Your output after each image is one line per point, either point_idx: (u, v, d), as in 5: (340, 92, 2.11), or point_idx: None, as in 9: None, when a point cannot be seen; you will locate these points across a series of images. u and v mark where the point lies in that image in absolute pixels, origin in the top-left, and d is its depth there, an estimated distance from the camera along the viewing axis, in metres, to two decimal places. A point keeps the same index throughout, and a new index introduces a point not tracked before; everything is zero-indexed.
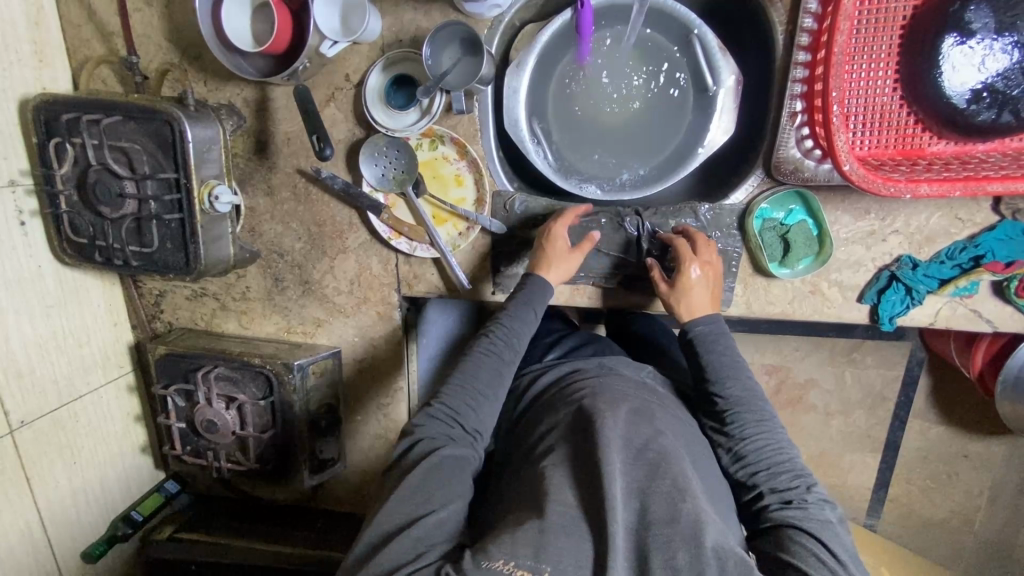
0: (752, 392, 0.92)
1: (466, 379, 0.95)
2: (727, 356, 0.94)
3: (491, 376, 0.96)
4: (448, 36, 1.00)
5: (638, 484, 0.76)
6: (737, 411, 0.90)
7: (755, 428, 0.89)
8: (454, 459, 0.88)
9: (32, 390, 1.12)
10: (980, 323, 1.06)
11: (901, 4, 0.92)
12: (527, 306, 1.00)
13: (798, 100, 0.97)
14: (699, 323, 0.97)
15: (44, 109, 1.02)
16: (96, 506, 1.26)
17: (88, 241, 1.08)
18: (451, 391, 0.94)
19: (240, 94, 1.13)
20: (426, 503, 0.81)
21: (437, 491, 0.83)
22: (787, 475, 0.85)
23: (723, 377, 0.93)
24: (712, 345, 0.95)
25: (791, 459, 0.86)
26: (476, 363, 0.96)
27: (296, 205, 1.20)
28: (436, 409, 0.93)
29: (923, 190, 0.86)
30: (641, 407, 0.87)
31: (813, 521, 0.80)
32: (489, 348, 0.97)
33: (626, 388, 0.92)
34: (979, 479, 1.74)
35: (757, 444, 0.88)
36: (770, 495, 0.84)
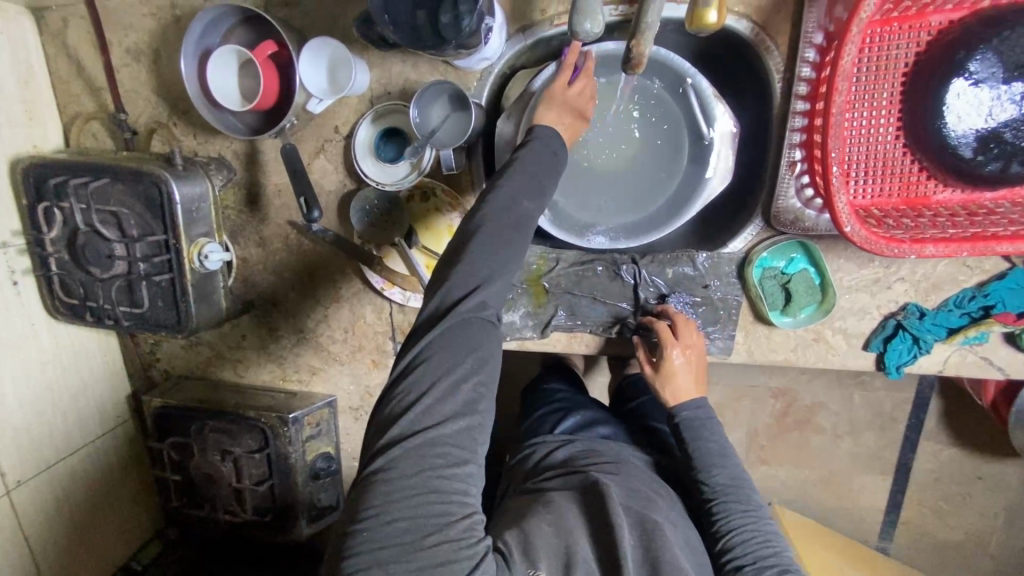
0: (740, 481, 0.91)
1: (491, 275, 0.76)
2: (714, 442, 0.94)
3: (516, 263, 0.79)
4: (434, 93, 0.99)
5: (649, 553, 0.75)
6: (724, 500, 0.89)
7: (742, 517, 0.86)
8: (485, 358, 0.75)
9: (28, 450, 1.12)
10: (991, 370, 1.02)
11: (903, 51, 0.89)
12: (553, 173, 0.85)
13: (797, 149, 0.94)
14: (684, 407, 0.98)
15: (33, 172, 1.02)
16: (96, 559, 1.26)
17: (80, 300, 1.08)
18: (467, 279, 0.75)
19: (229, 147, 1.12)
20: (467, 431, 0.73)
21: (472, 413, 0.74)
22: (775, 572, 0.80)
23: (711, 462, 0.92)
24: (698, 431, 0.96)
25: (777, 554, 0.83)
26: (496, 258, 0.77)
27: (288, 255, 1.18)
28: (461, 313, 0.74)
29: (928, 251, 0.83)
30: (648, 497, 0.85)
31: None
32: (512, 240, 0.78)
33: (644, 486, 0.88)
34: (994, 501, 1.70)
35: (743, 536, 0.84)
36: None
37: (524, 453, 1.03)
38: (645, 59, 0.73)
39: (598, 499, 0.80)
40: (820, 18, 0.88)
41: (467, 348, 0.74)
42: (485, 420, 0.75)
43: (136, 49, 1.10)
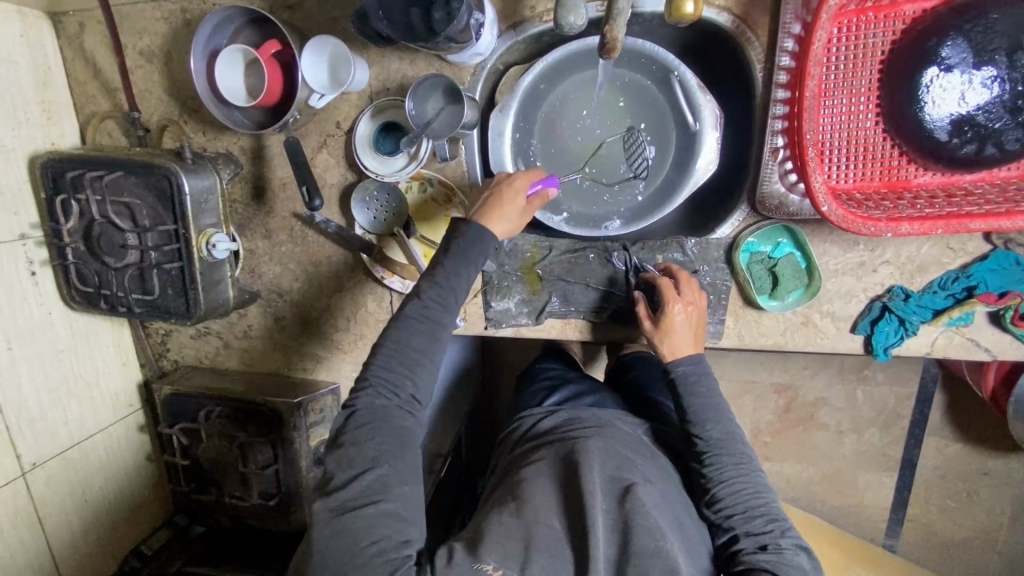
0: (733, 435, 0.91)
1: (403, 350, 0.86)
2: (710, 398, 0.94)
3: (430, 336, 0.87)
4: (430, 86, 1.03)
5: (622, 519, 0.79)
6: (717, 454, 0.90)
7: (734, 471, 0.88)
8: (389, 415, 0.83)
9: (44, 434, 1.17)
10: (978, 353, 1.04)
11: (880, 40, 0.92)
12: (469, 266, 0.90)
13: (779, 136, 0.97)
14: (682, 362, 0.97)
15: (51, 166, 1.08)
16: (107, 542, 1.30)
17: (94, 289, 1.13)
18: (373, 363, 0.86)
19: (237, 143, 1.17)
20: (382, 475, 0.80)
21: (389, 462, 0.81)
22: (763, 522, 0.84)
23: (705, 418, 0.92)
24: (694, 386, 0.95)
25: (767, 504, 0.86)
26: (410, 331, 0.86)
27: (293, 247, 1.23)
28: (374, 384, 0.84)
29: (904, 228, 0.86)
30: (629, 458, 0.89)
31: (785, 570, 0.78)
32: (425, 313, 0.87)
33: (623, 447, 0.91)
34: (1000, 498, 1.69)
35: (734, 488, 0.87)
36: (744, 540, 0.83)
37: (514, 427, 1.09)
38: (619, 43, 0.76)
39: (575, 470, 0.85)
40: (797, 9, 0.91)
41: (381, 414, 0.83)
42: (395, 463, 0.81)
43: (149, 51, 1.16)
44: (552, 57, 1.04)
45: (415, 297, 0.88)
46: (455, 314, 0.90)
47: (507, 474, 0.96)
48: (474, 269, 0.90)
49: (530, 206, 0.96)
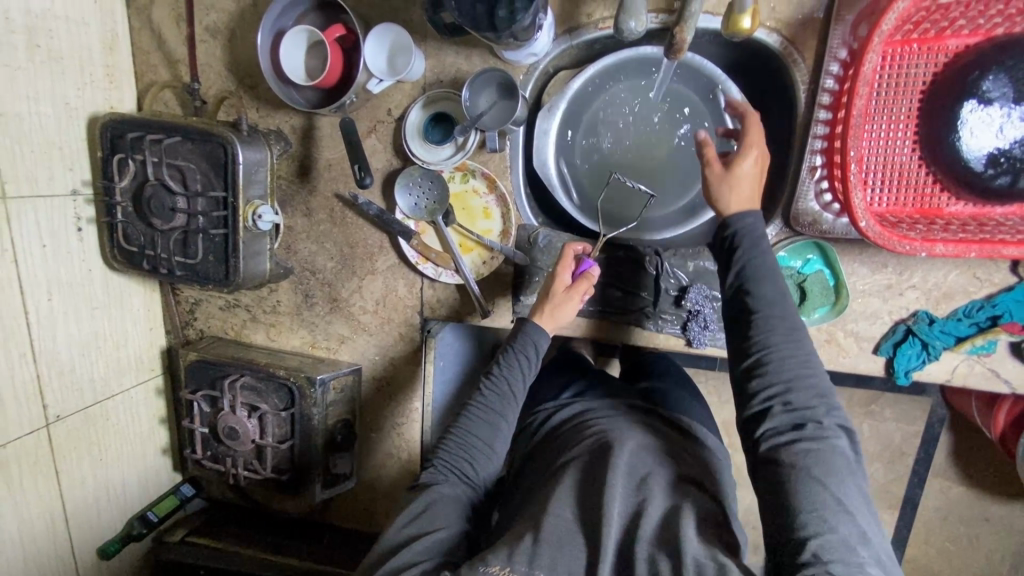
0: (788, 302, 0.86)
1: (466, 436, 0.95)
2: (769, 260, 0.87)
3: (490, 426, 0.97)
4: (486, 81, 1.07)
5: (636, 508, 0.79)
6: (773, 342, 0.83)
7: (786, 340, 0.83)
8: (441, 485, 0.91)
9: (71, 387, 1.18)
10: (999, 383, 1.05)
11: (922, 70, 0.96)
12: (525, 360, 0.99)
13: (818, 155, 1.01)
14: (744, 217, 0.88)
15: (111, 126, 1.12)
16: (116, 503, 1.31)
17: (137, 249, 1.16)
18: (437, 448, 0.96)
19: (288, 122, 1.21)
20: (429, 525, 0.85)
21: (435, 517, 0.86)
22: (808, 416, 0.79)
23: (760, 276, 0.86)
24: (753, 244, 0.88)
25: (814, 375, 0.81)
26: (473, 418, 0.97)
27: (331, 226, 1.26)
28: (438, 462, 0.94)
29: (938, 249, 0.89)
30: (646, 444, 0.89)
31: (827, 464, 0.75)
32: (486, 403, 0.98)
33: (637, 431, 0.93)
34: (1001, 545, 1.68)
35: (782, 356, 0.82)
36: (786, 433, 0.79)
37: (528, 421, 1.11)
38: (686, 45, 0.81)
39: (601, 456, 0.86)
40: (845, 36, 0.96)
41: (441, 487, 0.91)
42: (436, 515, 0.87)
43: (214, 27, 1.21)
44: (603, 63, 1.09)
45: (478, 390, 0.99)
46: (513, 409, 0.99)
47: (535, 465, 0.97)
48: (528, 362, 1.00)
49: (571, 291, 1.01)
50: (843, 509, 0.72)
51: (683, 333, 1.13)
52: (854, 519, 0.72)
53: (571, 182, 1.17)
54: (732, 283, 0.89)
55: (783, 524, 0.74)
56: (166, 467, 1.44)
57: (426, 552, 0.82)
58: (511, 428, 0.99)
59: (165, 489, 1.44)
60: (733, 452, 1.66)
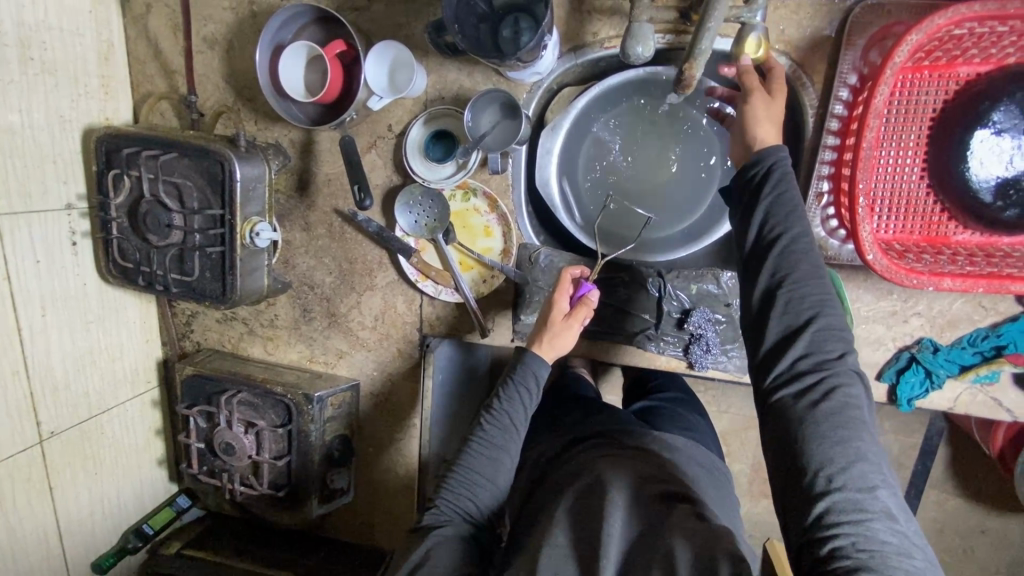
0: (810, 241, 0.77)
1: (467, 473, 0.94)
2: (792, 197, 0.78)
3: (492, 462, 0.95)
4: (488, 100, 1.05)
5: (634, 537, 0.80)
6: (796, 294, 0.75)
7: (806, 282, 0.75)
8: (445, 527, 0.89)
9: (65, 403, 1.17)
10: (1001, 412, 1.05)
11: (933, 97, 0.94)
12: (526, 390, 0.98)
13: (825, 181, 1.00)
14: (773, 160, 0.80)
15: (106, 141, 1.10)
16: (111, 517, 1.30)
17: (133, 264, 1.14)
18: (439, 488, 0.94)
19: (287, 135, 1.19)
20: (432, 571, 0.84)
21: (438, 563, 0.85)
22: (831, 373, 0.72)
23: (782, 214, 0.77)
24: (776, 183, 0.79)
25: (834, 321, 0.75)
26: (475, 455, 0.95)
27: (330, 241, 1.24)
28: (440, 503, 0.93)
29: (946, 284, 0.88)
30: (644, 473, 0.88)
31: (845, 418, 0.70)
32: (488, 438, 0.96)
33: (634, 460, 0.91)
34: (996, 558, 1.68)
35: (801, 301, 0.75)
36: (804, 388, 0.73)
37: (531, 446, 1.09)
38: (695, 79, 0.80)
39: (597, 495, 0.84)
40: (855, 61, 0.95)
41: (445, 529, 0.89)
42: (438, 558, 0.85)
43: (212, 38, 1.19)
44: (609, 81, 1.07)
45: (479, 424, 0.97)
46: (515, 442, 0.97)
47: (532, 491, 0.96)
48: (529, 393, 0.98)
49: (570, 320, 0.99)
50: (862, 471, 0.67)
51: (684, 356, 1.12)
52: (876, 481, 0.67)
53: (574, 202, 1.15)
54: (756, 225, 0.79)
55: (793, 482, 0.70)
56: (162, 478, 1.44)
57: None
58: (514, 461, 0.97)
59: (161, 501, 1.44)
60: (733, 464, 1.66)
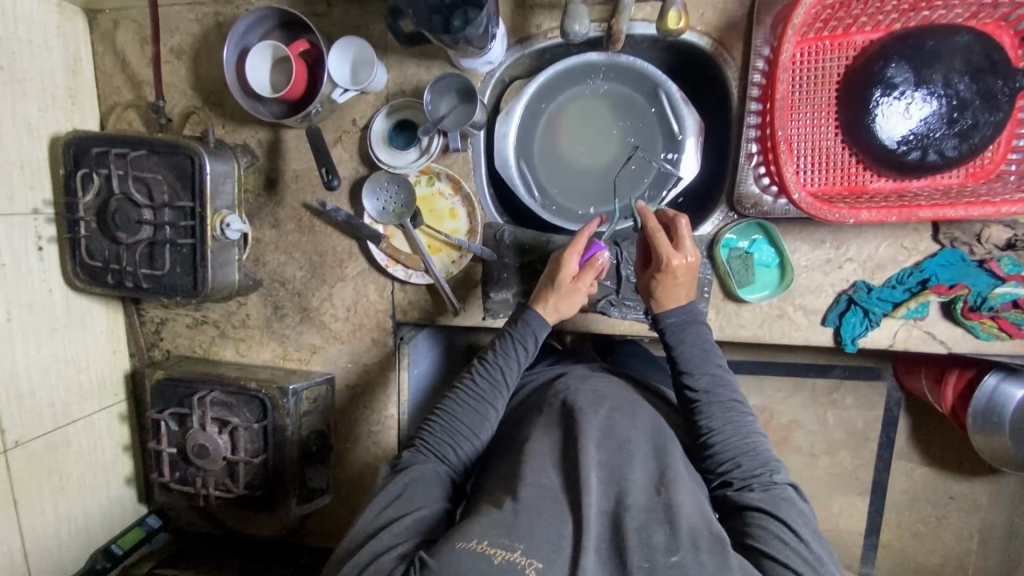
0: (723, 383, 0.96)
1: (452, 419, 0.97)
2: (699, 348, 0.98)
3: (479, 413, 0.97)
4: (446, 86, 1.14)
5: (615, 470, 0.80)
6: (697, 383, 0.95)
7: (726, 422, 0.92)
8: (426, 466, 0.92)
9: (29, 411, 1.14)
10: (935, 344, 1.14)
11: (835, 63, 1.08)
12: (520, 350, 1.01)
13: (753, 143, 1.10)
14: (670, 313, 1.00)
15: (75, 143, 1.13)
16: (78, 534, 1.25)
17: (102, 264, 1.16)
18: (422, 432, 0.97)
19: (255, 136, 1.25)
20: (408, 501, 0.86)
21: (418, 495, 0.87)
22: (741, 440, 0.90)
23: (695, 369, 0.96)
24: (681, 335, 0.99)
25: (760, 448, 0.90)
26: (462, 403, 0.98)
27: (300, 236, 1.28)
28: (421, 442, 0.96)
29: (864, 215, 1.00)
30: (620, 404, 0.92)
31: (779, 503, 0.83)
32: (476, 390, 0.99)
33: (608, 390, 0.96)
34: (968, 522, 1.74)
35: (726, 436, 0.91)
36: (734, 478, 0.87)
37: None
38: (621, 34, 0.98)
39: (573, 421, 0.86)
40: (766, 36, 1.07)
41: (423, 466, 0.91)
42: (417, 493, 0.87)
43: (179, 49, 1.25)
44: (555, 67, 1.17)
45: (469, 376, 1.01)
46: (503, 399, 1.00)
47: (511, 430, 0.98)
48: (524, 351, 1.01)
49: (577, 283, 1.03)
50: (789, 516, 0.81)
51: (646, 318, 1.18)
52: (795, 516, 0.81)
53: (532, 180, 1.24)
54: (681, 391, 0.97)
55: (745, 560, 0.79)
56: (131, 497, 1.38)
57: (403, 532, 0.81)
58: (499, 418, 0.99)
59: (129, 522, 1.38)
60: None
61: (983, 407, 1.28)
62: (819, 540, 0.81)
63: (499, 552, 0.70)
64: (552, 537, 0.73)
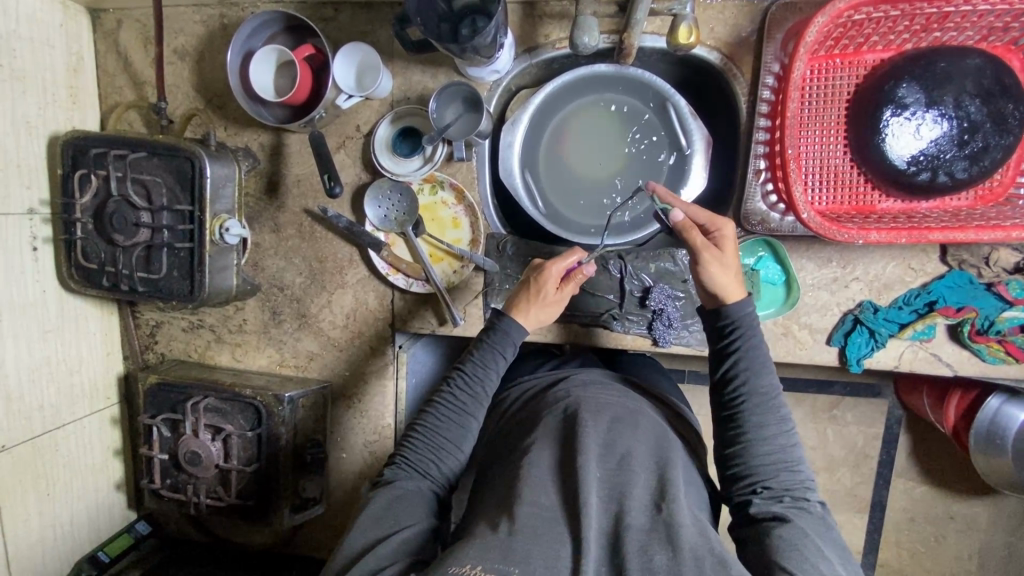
0: (777, 390, 0.92)
1: (433, 434, 0.94)
2: (761, 350, 0.93)
3: (459, 426, 0.95)
4: (451, 95, 1.13)
5: (615, 489, 0.78)
6: (754, 385, 0.91)
7: (772, 430, 0.88)
8: (410, 484, 0.89)
9: (17, 414, 1.12)
10: (941, 367, 1.12)
11: (846, 81, 1.08)
12: (498, 358, 0.99)
13: (761, 159, 1.09)
14: (739, 307, 0.94)
15: (74, 144, 1.11)
16: (64, 541, 1.22)
17: (97, 266, 1.14)
18: (404, 449, 0.94)
19: (257, 139, 1.23)
20: (394, 522, 0.83)
21: (404, 514, 0.84)
22: (783, 451, 0.87)
23: (754, 370, 0.92)
24: (747, 332, 0.94)
25: (799, 464, 0.87)
26: (442, 417, 0.95)
27: (300, 241, 1.26)
28: (401, 459, 0.93)
29: (873, 237, 0.98)
30: (621, 416, 0.89)
31: (809, 523, 0.81)
32: (457, 403, 0.96)
33: (611, 400, 0.93)
34: (967, 543, 1.71)
35: (769, 443, 0.88)
36: (766, 488, 0.85)
37: (498, 410, 1.11)
38: (635, 48, 0.97)
39: (573, 434, 0.84)
40: (776, 52, 1.06)
41: (405, 483, 0.89)
42: (404, 513, 0.84)
43: (183, 50, 1.24)
44: (563, 79, 1.15)
45: (446, 387, 0.98)
46: (483, 409, 0.98)
47: (509, 444, 0.96)
48: (500, 358, 0.99)
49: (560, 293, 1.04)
50: (815, 533, 0.79)
51: (648, 333, 1.17)
52: (821, 537, 0.79)
53: (536, 191, 1.22)
54: (731, 388, 0.92)
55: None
56: (120, 503, 1.36)
57: (392, 554, 0.78)
58: (480, 427, 0.98)
59: (118, 528, 1.35)
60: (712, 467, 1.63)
61: (984, 429, 1.27)
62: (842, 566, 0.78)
63: None
64: (548, 559, 0.71)
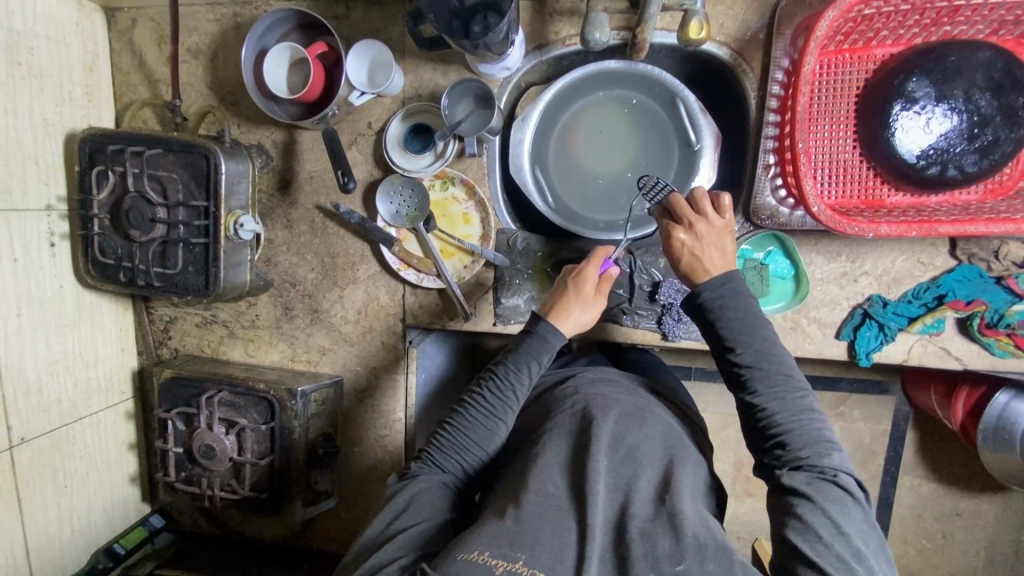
0: (775, 361, 0.90)
1: (460, 434, 0.95)
2: (743, 321, 0.92)
3: (487, 429, 0.95)
4: (462, 91, 1.14)
5: (624, 480, 0.79)
6: (746, 361, 0.91)
7: (776, 402, 0.88)
8: (433, 480, 0.90)
9: (36, 408, 1.13)
10: (950, 360, 1.13)
11: (854, 76, 1.09)
12: (532, 365, 0.98)
13: (771, 154, 1.10)
14: (710, 286, 0.95)
15: (91, 141, 1.13)
16: (81, 533, 1.24)
17: (114, 261, 1.16)
18: (431, 444, 0.96)
19: (270, 137, 1.25)
20: (414, 515, 0.85)
21: (422, 508, 0.85)
22: (792, 420, 0.87)
23: (743, 346, 0.91)
24: (723, 310, 0.94)
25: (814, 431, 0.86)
26: (470, 418, 0.95)
27: (312, 237, 1.27)
28: (429, 455, 0.95)
29: (883, 230, 0.99)
30: (630, 411, 0.90)
31: (827, 492, 0.80)
32: (485, 405, 0.96)
33: (620, 396, 0.93)
34: (974, 540, 1.71)
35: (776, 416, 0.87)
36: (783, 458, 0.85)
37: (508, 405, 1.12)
38: (647, 43, 0.98)
39: (584, 428, 0.84)
40: (786, 47, 1.06)
41: (430, 479, 0.90)
42: (422, 506, 0.86)
43: (197, 48, 1.25)
44: (574, 75, 1.16)
45: (478, 389, 0.98)
46: (513, 413, 0.97)
47: (519, 437, 0.97)
48: (535, 366, 0.98)
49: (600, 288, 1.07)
50: (835, 503, 0.79)
51: (658, 327, 1.17)
52: (842, 510, 0.79)
53: (545, 186, 1.23)
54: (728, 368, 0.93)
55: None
56: (134, 497, 1.38)
57: (406, 545, 0.80)
58: (508, 432, 0.97)
59: (132, 521, 1.37)
60: (719, 463, 1.64)
61: (991, 425, 1.27)
62: (863, 527, 0.79)
63: (502, 563, 0.70)
64: (555, 547, 0.72)
